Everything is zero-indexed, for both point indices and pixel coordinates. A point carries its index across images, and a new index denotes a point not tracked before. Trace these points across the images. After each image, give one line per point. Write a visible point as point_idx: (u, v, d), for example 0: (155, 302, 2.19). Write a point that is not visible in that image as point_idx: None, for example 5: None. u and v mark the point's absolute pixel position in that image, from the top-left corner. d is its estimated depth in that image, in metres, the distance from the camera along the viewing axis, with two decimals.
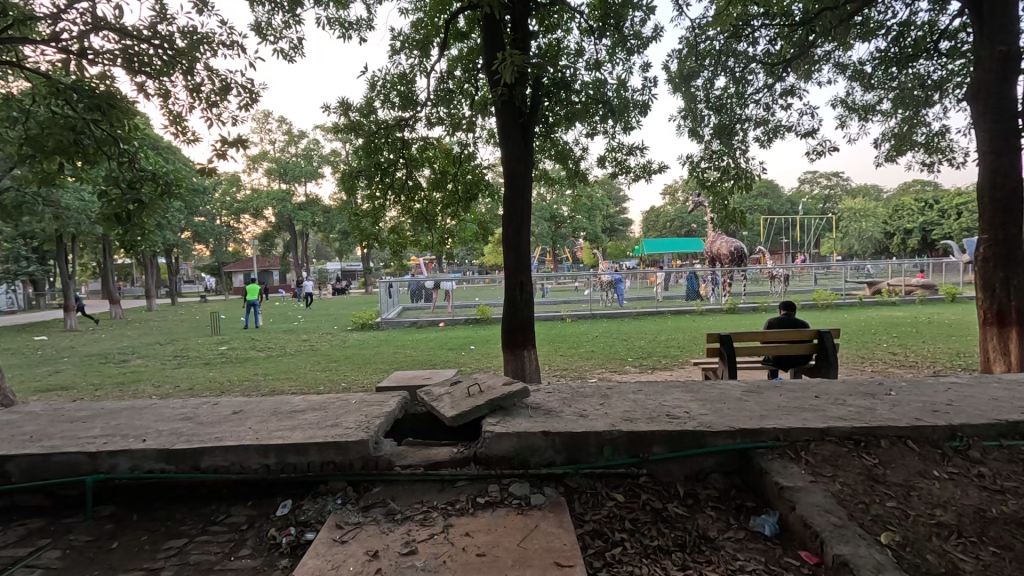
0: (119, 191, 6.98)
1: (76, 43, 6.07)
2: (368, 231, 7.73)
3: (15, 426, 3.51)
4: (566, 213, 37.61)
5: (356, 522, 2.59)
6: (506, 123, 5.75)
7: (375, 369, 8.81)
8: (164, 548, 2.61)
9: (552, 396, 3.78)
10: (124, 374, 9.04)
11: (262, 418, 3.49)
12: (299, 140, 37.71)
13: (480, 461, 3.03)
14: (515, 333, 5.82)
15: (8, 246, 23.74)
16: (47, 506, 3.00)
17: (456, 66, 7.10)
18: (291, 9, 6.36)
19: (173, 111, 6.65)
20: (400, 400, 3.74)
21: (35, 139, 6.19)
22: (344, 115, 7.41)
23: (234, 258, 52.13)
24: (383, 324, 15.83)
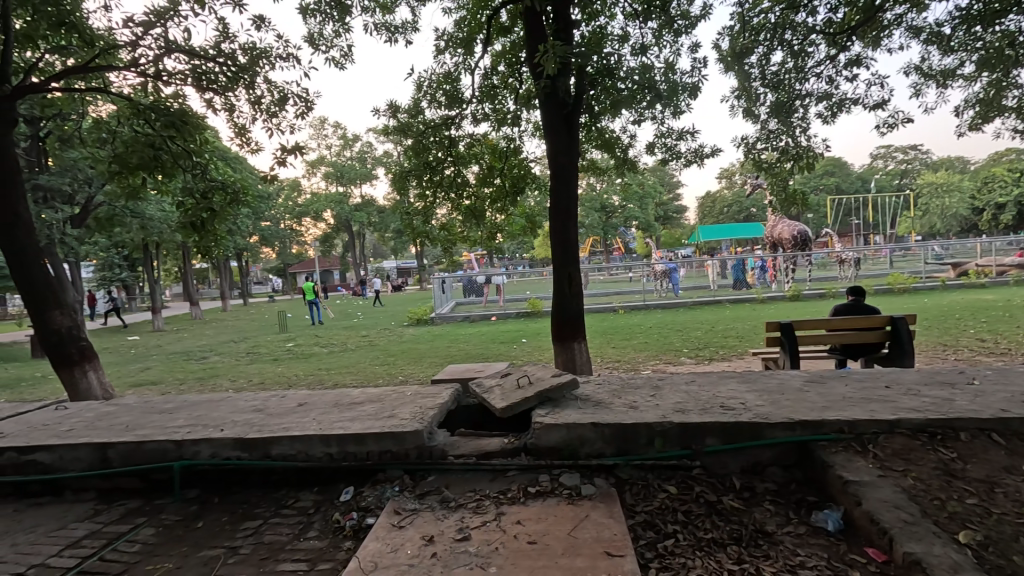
0: (195, 201, 7.55)
1: (153, 67, 6.62)
2: (419, 229, 7.96)
3: (114, 417, 3.91)
4: (616, 202, 36.88)
5: (412, 509, 2.70)
6: (550, 115, 5.71)
7: (430, 363, 9.09)
8: (242, 528, 2.84)
9: (602, 388, 3.76)
10: (204, 370, 9.81)
11: (325, 410, 3.71)
12: (353, 144, 39.09)
13: (530, 451, 3.08)
14: (565, 326, 5.81)
15: (104, 255, 26.30)
16: (142, 489, 3.33)
17: (500, 62, 7.13)
18: (341, 18, 6.61)
19: (238, 124, 7.11)
20: (452, 392, 3.85)
21: (121, 157, 6.88)
22: (393, 117, 7.64)
23: (298, 260, 55.04)
24: (437, 320, 16.23)
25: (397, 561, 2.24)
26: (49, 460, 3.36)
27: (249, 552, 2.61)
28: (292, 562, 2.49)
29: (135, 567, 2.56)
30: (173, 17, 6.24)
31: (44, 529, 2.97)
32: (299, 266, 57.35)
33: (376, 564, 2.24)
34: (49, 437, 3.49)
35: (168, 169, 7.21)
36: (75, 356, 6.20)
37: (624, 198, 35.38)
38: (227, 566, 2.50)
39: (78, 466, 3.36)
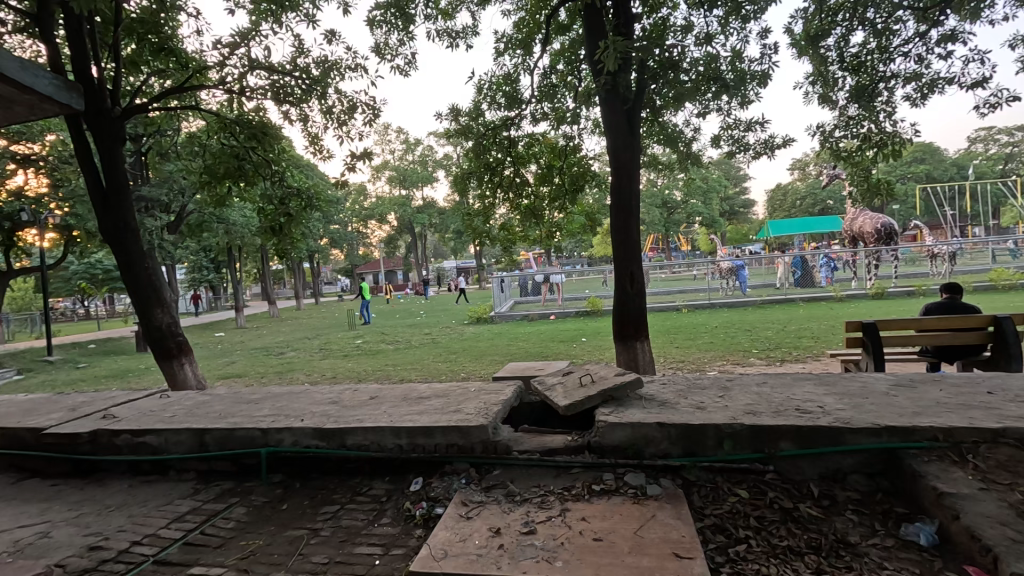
0: (273, 207, 8.10)
1: (237, 84, 7.19)
2: (481, 229, 8.09)
3: (209, 405, 4.30)
4: (678, 198, 35.69)
5: (479, 501, 2.79)
6: (612, 112, 5.66)
7: (491, 360, 9.23)
8: (322, 512, 3.03)
9: (667, 387, 3.69)
10: (282, 364, 10.50)
11: (395, 403, 3.88)
12: (415, 148, 40.26)
13: (594, 449, 3.07)
14: (627, 325, 5.72)
15: (195, 259, 28.76)
16: (234, 471, 3.64)
17: (559, 60, 7.12)
18: (405, 27, 6.88)
19: (311, 133, 7.57)
20: (515, 389, 3.91)
21: (210, 168, 7.55)
22: (454, 120, 7.84)
23: (365, 262, 57.54)
24: (497, 318, 16.41)
25: (466, 551, 2.32)
26: (156, 442, 3.75)
27: (328, 534, 2.79)
28: (368, 546, 2.64)
29: (231, 541, 2.80)
30: (256, 36, 6.75)
31: (154, 503, 3.31)
32: (365, 266, 59.92)
33: (446, 552, 2.33)
34: (156, 422, 3.89)
35: (250, 178, 7.84)
36: (174, 349, 6.86)
37: (687, 193, 34.13)
38: (309, 546, 2.68)
39: (180, 449, 3.72)
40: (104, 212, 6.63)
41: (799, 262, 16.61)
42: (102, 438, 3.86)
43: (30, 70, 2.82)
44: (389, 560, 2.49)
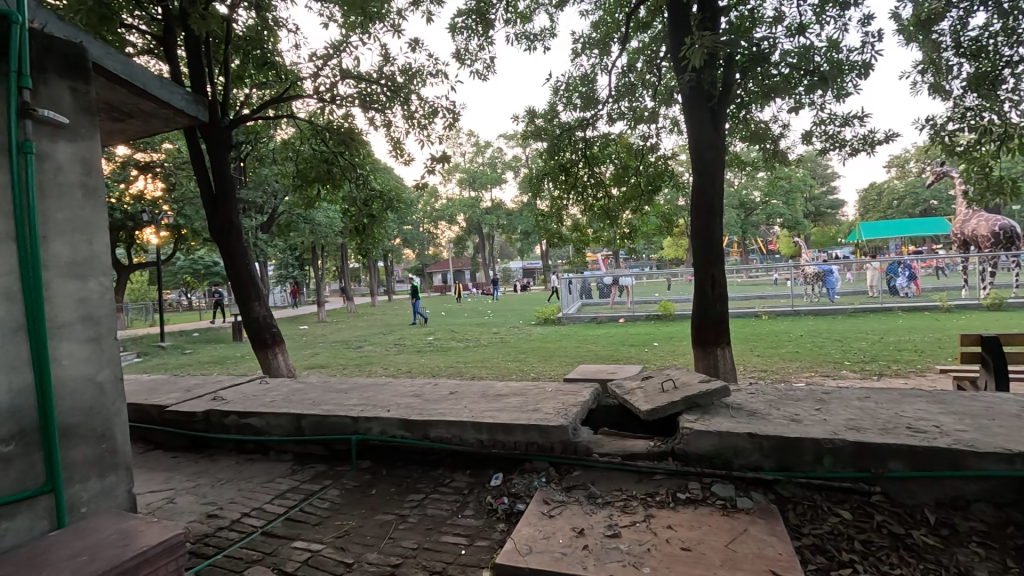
0: (358, 209, 8.58)
1: (329, 93, 7.69)
2: (553, 230, 8.08)
3: (303, 392, 4.62)
4: (758, 198, 33.73)
5: (561, 500, 2.80)
6: (694, 110, 5.47)
7: (560, 362, 9.22)
8: (408, 499, 3.18)
9: (755, 397, 3.52)
10: (360, 358, 11.08)
11: (474, 399, 3.99)
12: (484, 151, 40.89)
13: (678, 457, 3.00)
14: (707, 329, 5.49)
15: (282, 257, 30.98)
16: (326, 455, 3.89)
17: (638, 58, 6.97)
18: (485, 32, 7.03)
19: (394, 138, 7.92)
20: (593, 391, 3.89)
21: (302, 172, 8.08)
22: (530, 122, 7.90)
23: (434, 261, 59.36)
24: (565, 320, 16.31)
25: (551, 548, 2.34)
26: (259, 424, 4.09)
27: (415, 521, 2.92)
28: (454, 535, 2.73)
29: (327, 521, 3.00)
30: (347, 47, 7.18)
31: (259, 480, 3.62)
32: (435, 267, 61.65)
33: (531, 547, 2.36)
34: (259, 405, 4.24)
35: (336, 181, 8.31)
36: (269, 340, 7.44)
37: (766, 192, 32.18)
38: (398, 531, 2.81)
39: (279, 431, 4.03)
40: (213, 214, 7.33)
41: (897, 268, 15.16)
42: (213, 417, 4.27)
43: (167, 88, 3.04)
44: (475, 550, 2.57)
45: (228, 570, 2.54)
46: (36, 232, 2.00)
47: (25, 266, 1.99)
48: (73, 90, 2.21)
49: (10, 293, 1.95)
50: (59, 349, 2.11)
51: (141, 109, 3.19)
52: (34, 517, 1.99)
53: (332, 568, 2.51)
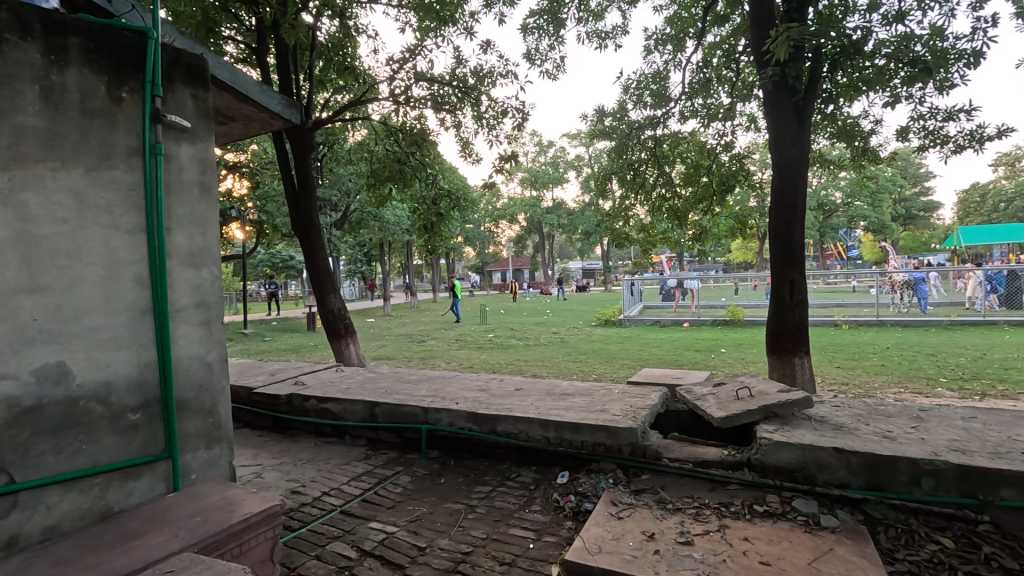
0: (426, 207, 8.86)
1: (404, 95, 7.99)
2: (619, 230, 7.95)
3: (376, 381, 4.85)
4: (839, 198, 31.35)
5: (629, 503, 2.76)
6: (777, 106, 5.18)
7: (622, 364, 9.07)
8: (476, 491, 3.26)
9: (841, 411, 3.31)
10: (423, 351, 11.44)
11: (540, 396, 4.02)
12: (547, 150, 40.80)
13: (755, 467, 2.88)
14: (784, 337, 5.19)
15: (352, 253, 32.48)
16: (397, 443, 4.07)
17: (714, 52, 6.71)
18: (556, 31, 7.02)
19: (463, 138, 8.10)
20: (662, 394, 3.82)
21: (376, 172, 8.43)
22: (599, 121, 7.82)
23: (493, 260, 60.10)
24: (626, 322, 15.99)
25: (621, 548, 2.32)
26: (336, 409, 4.33)
27: (483, 512, 2.99)
28: (522, 529, 2.77)
29: (400, 505, 3.14)
30: (422, 51, 7.42)
31: (336, 462, 3.84)
32: (495, 266, 62.20)
33: (600, 547, 2.35)
34: (336, 391, 4.49)
35: (408, 180, 8.61)
36: (342, 331, 7.85)
37: (849, 193, 29.95)
38: (468, 520, 2.90)
39: (355, 417, 4.25)
40: (296, 211, 7.81)
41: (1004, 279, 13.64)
42: (295, 400, 4.57)
43: (266, 93, 3.27)
44: (543, 546, 2.60)
45: (313, 543, 2.71)
46: (162, 228, 2.24)
47: (152, 256, 2.23)
48: (195, 97, 2.44)
49: (140, 279, 2.20)
50: (177, 331, 2.34)
51: (243, 113, 3.47)
52: (154, 479, 2.24)
53: (406, 550, 2.62)
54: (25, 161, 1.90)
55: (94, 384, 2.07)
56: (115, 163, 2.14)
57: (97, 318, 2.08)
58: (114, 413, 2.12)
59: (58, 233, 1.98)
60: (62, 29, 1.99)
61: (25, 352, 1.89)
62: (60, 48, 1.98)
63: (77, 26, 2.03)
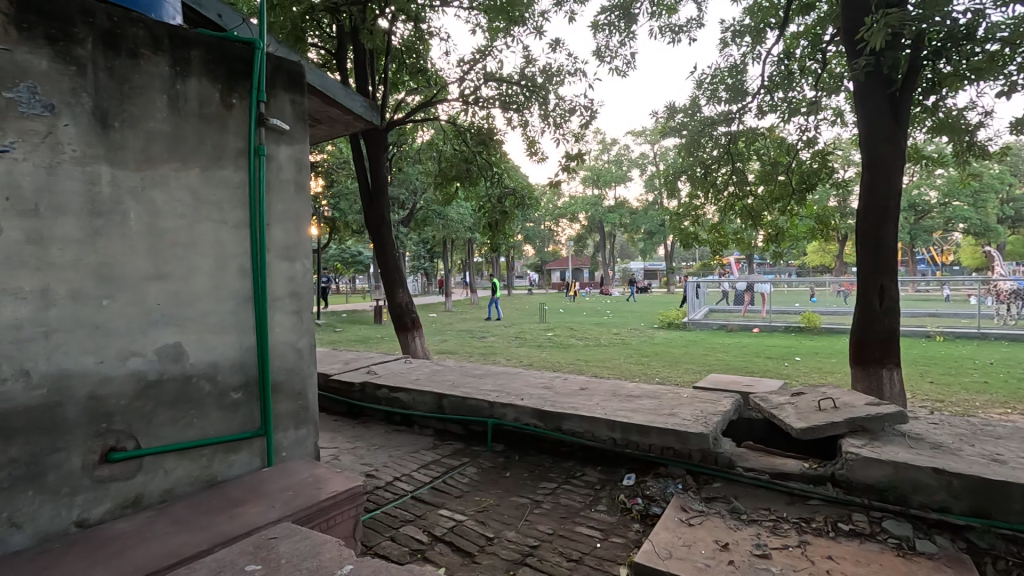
0: (492, 205, 9.00)
1: (473, 96, 8.15)
2: (688, 230, 7.70)
3: (443, 374, 5.00)
4: (934, 199, 28.61)
5: (700, 510, 2.69)
6: (868, 99, 4.83)
7: (686, 369, 8.79)
8: (541, 486, 3.29)
9: (939, 429, 3.04)
10: (483, 347, 11.62)
11: (606, 397, 3.99)
12: (611, 149, 40.11)
13: (839, 482, 2.72)
14: (870, 347, 4.83)
15: (416, 250, 33.55)
16: (464, 435, 4.18)
17: (798, 43, 6.33)
18: (628, 27, 6.91)
19: (529, 137, 8.16)
20: (734, 401, 3.68)
21: (444, 171, 8.64)
22: (669, 118, 7.61)
23: (552, 259, 59.99)
24: (690, 325, 15.48)
25: (693, 556, 2.26)
26: (406, 399, 4.51)
27: (549, 508, 3.01)
28: (588, 527, 2.77)
29: (467, 495, 3.23)
30: (492, 51, 7.54)
31: (405, 450, 4.00)
32: (554, 264, 61.84)
33: (670, 552, 2.29)
34: (406, 382, 4.68)
35: (474, 179, 8.77)
36: (409, 324, 8.13)
37: (947, 192, 27.24)
38: (534, 515, 2.93)
39: (423, 407, 4.41)
40: (369, 208, 8.18)
41: None
42: (368, 388, 4.80)
43: (351, 96, 3.46)
44: (610, 546, 2.59)
45: (387, 525, 2.85)
46: (263, 224, 2.43)
47: (254, 248, 2.43)
48: (293, 101, 2.64)
49: (243, 270, 2.41)
50: (274, 318, 2.54)
51: (329, 115, 3.69)
52: (251, 454, 2.44)
53: (474, 539, 2.70)
54: (154, 162, 2.13)
55: (204, 364, 2.28)
56: (226, 163, 2.34)
57: (208, 304, 2.29)
58: (220, 391, 2.34)
59: (178, 226, 2.20)
60: (186, 43, 2.21)
61: (150, 332, 2.12)
62: (184, 60, 2.20)
63: (199, 39, 2.25)
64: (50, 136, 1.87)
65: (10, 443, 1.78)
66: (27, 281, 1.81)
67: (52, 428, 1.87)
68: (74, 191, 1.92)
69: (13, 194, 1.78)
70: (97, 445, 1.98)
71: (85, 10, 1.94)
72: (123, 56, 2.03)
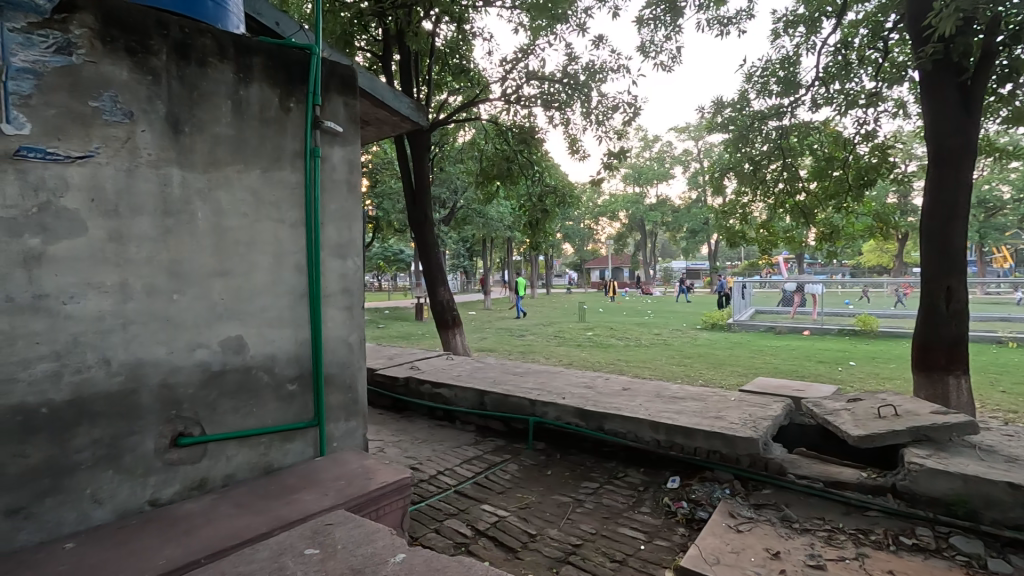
0: (532, 204, 9.00)
1: (515, 94, 8.17)
2: (735, 229, 7.47)
3: (484, 371, 5.04)
4: (1007, 195, 26.55)
5: (748, 516, 2.61)
6: (936, 88, 4.54)
7: (732, 371, 8.53)
8: (583, 486, 3.28)
9: (1014, 441, 2.84)
10: (522, 346, 11.64)
11: (649, 398, 3.92)
12: (653, 146, 39.29)
13: (900, 494, 2.59)
14: (935, 352, 4.55)
15: (455, 249, 33.92)
16: (505, 432, 4.21)
17: (858, 31, 6.01)
18: (673, 21, 6.75)
19: (571, 135, 8.11)
20: (785, 406, 3.55)
21: (485, 170, 8.70)
22: (716, 113, 7.38)
23: (591, 258, 59.41)
24: (735, 327, 14.99)
25: (743, 562, 2.20)
26: (448, 395, 4.58)
27: (591, 508, 2.99)
28: (632, 529, 2.74)
29: (509, 491, 3.25)
30: (534, 50, 7.53)
31: (448, 444, 4.06)
32: (593, 263, 61.18)
33: (718, 558, 2.23)
34: (448, 378, 4.75)
35: (515, 178, 8.80)
36: (450, 322, 8.24)
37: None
38: (576, 514, 2.92)
39: (465, 403, 4.47)
40: (412, 207, 8.34)
41: None
42: (412, 383, 4.91)
43: (399, 98, 3.54)
44: (654, 549, 2.55)
45: (431, 517, 2.92)
46: (317, 223, 2.53)
47: (310, 246, 2.53)
48: (346, 104, 2.73)
49: (299, 266, 2.51)
50: (327, 313, 2.64)
51: (378, 117, 3.79)
52: (305, 443, 2.55)
53: (517, 535, 2.72)
54: (220, 164, 2.25)
55: (263, 356, 2.40)
56: (284, 165, 2.45)
57: (267, 299, 2.41)
58: (277, 382, 2.45)
59: (240, 225, 2.32)
60: (248, 50, 2.32)
61: (215, 325, 2.25)
62: (247, 67, 2.32)
63: (260, 47, 2.36)
64: (129, 141, 2.00)
65: (93, 425, 1.93)
66: (108, 277, 1.96)
67: (129, 413, 2.01)
68: (150, 191, 2.06)
69: (97, 195, 1.93)
70: (167, 430, 2.11)
71: (160, 22, 2.08)
72: (193, 64, 2.16)
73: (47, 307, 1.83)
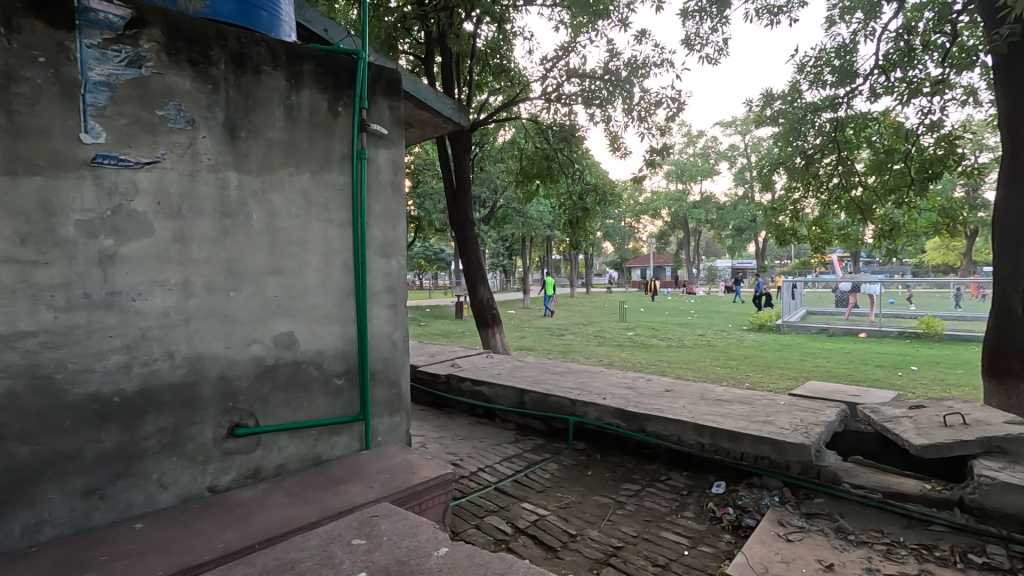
0: (572, 202, 8.93)
1: (555, 92, 8.14)
2: (784, 226, 7.17)
3: (524, 370, 5.05)
4: None
5: (800, 525, 2.51)
6: (1013, 73, 4.20)
7: (781, 374, 8.20)
8: (624, 487, 3.24)
9: None
10: (562, 345, 11.58)
11: (693, 400, 3.83)
12: (697, 141, 38.20)
13: (969, 509, 2.43)
14: (1009, 359, 4.22)
15: (495, 248, 34.08)
16: (545, 431, 4.21)
17: (922, 15, 5.65)
18: (720, 12, 6.54)
19: (613, 132, 8.01)
20: (839, 411, 3.38)
21: (525, 169, 8.71)
22: (765, 106, 7.11)
23: (632, 256, 58.41)
24: (785, 328, 14.39)
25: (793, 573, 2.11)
26: (488, 393, 4.62)
27: (632, 510, 2.95)
28: (675, 533, 2.69)
29: (548, 490, 3.25)
30: (575, 47, 7.47)
31: (488, 442, 4.10)
32: (634, 262, 60.08)
33: (767, 568, 2.16)
34: (488, 376, 4.79)
35: (555, 176, 8.76)
36: (490, 320, 8.30)
37: None
38: (617, 516, 2.89)
39: (505, 401, 4.49)
40: (453, 207, 8.45)
41: None
42: (452, 380, 4.98)
43: (441, 99, 3.59)
44: (698, 555, 2.49)
45: (472, 513, 2.95)
46: (363, 222, 2.61)
47: (357, 245, 2.61)
48: (391, 106, 2.79)
49: (346, 265, 2.59)
50: (373, 311, 2.71)
51: (421, 118, 3.86)
52: (351, 437, 2.64)
53: (557, 534, 2.71)
54: (273, 167, 2.35)
55: (313, 351, 2.49)
56: (333, 167, 2.54)
57: (316, 297, 2.50)
58: (325, 377, 2.54)
59: (292, 225, 2.41)
60: (300, 57, 2.41)
61: (268, 322, 2.35)
62: (298, 73, 2.41)
63: (310, 54, 2.45)
64: (191, 147, 2.12)
65: (158, 414, 2.06)
66: (172, 275, 2.08)
67: (190, 403, 2.14)
68: (210, 194, 2.17)
69: (162, 198, 2.06)
70: (225, 420, 2.23)
71: (219, 34, 2.19)
72: (249, 72, 2.26)
73: (119, 303, 1.96)
